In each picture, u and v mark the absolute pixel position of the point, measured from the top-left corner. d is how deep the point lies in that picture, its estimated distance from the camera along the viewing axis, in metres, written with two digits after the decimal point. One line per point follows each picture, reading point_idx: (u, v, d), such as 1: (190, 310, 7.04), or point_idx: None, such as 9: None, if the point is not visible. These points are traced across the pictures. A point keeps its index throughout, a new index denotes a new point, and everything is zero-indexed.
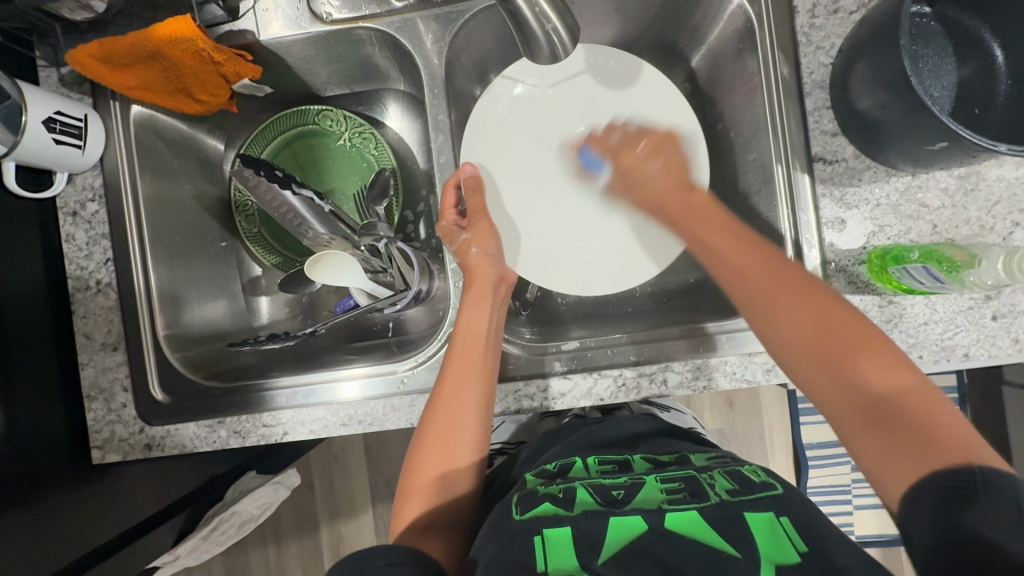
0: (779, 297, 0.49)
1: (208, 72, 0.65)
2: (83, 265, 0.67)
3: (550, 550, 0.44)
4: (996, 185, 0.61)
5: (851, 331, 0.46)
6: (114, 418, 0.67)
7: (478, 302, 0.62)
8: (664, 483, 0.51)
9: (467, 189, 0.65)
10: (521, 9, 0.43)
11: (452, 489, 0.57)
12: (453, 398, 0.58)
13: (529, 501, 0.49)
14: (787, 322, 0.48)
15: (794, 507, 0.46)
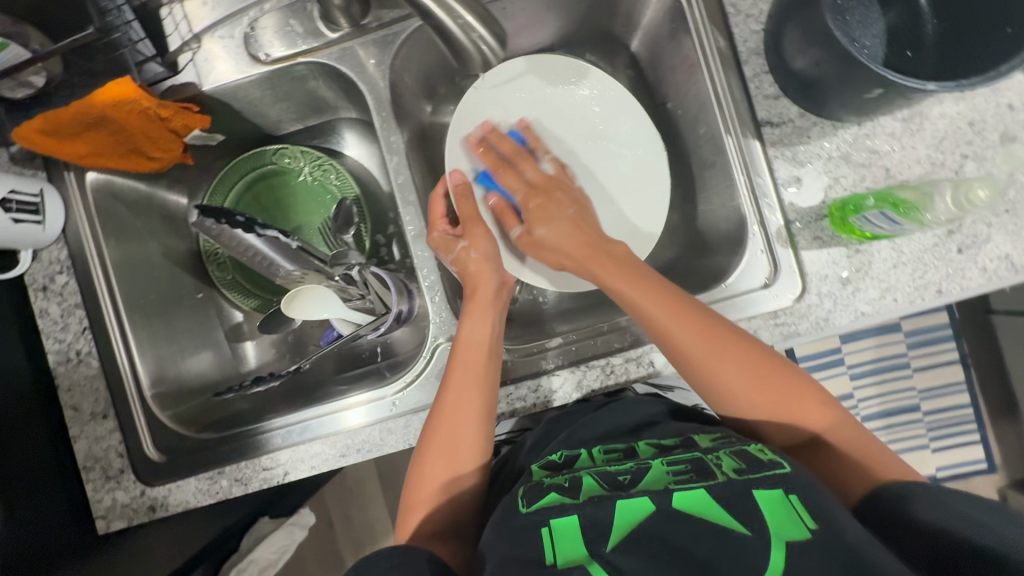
0: (716, 358, 0.54)
1: (156, 130, 0.65)
2: (60, 338, 0.67)
3: (558, 538, 0.44)
4: (939, 122, 0.62)
5: (780, 379, 0.54)
6: (114, 485, 0.66)
7: (480, 312, 0.62)
8: (670, 466, 0.50)
9: (457, 196, 0.68)
10: (445, 24, 0.43)
11: (455, 495, 0.57)
12: (454, 410, 0.57)
13: (535, 493, 0.50)
14: (728, 381, 0.55)
15: (806, 485, 0.45)
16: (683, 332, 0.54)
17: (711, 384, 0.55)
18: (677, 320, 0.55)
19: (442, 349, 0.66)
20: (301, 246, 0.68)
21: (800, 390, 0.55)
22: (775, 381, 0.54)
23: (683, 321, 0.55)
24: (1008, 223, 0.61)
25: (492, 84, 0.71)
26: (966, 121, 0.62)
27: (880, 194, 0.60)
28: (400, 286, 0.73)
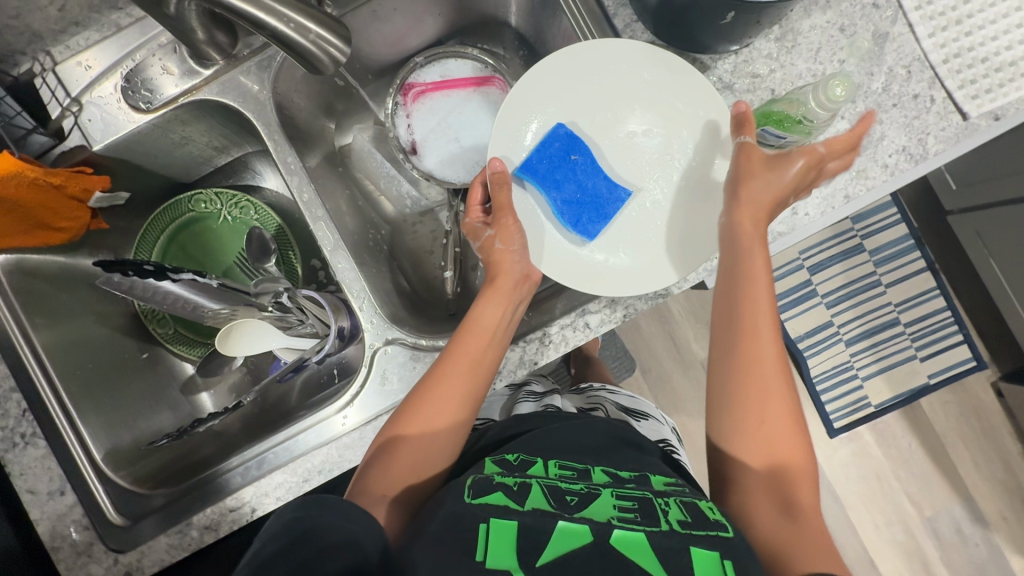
0: (767, 384, 0.54)
1: (55, 200, 0.65)
2: (2, 424, 0.66)
3: (493, 540, 0.43)
4: (812, 34, 0.63)
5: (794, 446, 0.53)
6: (86, 559, 0.65)
7: (494, 296, 0.60)
8: (619, 498, 0.47)
9: (493, 184, 0.62)
10: (278, 29, 0.44)
11: (421, 472, 0.56)
12: (443, 381, 0.58)
13: (482, 486, 0.47)
14: (752, 419, 0.53)
15: (744, 556, 0.44)
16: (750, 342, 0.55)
17: (739, 407, 0.54)
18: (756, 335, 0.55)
19: (380, 354, 0.66)
20: (223, 284, 0.68)
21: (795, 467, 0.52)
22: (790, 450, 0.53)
23: (753, 330, 0.55)
24: (899, 116, 0.62)
25: (552, 70, 0.64)
26: (837, 28, 0.63)
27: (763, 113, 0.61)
28: (336, 303, 0.72)
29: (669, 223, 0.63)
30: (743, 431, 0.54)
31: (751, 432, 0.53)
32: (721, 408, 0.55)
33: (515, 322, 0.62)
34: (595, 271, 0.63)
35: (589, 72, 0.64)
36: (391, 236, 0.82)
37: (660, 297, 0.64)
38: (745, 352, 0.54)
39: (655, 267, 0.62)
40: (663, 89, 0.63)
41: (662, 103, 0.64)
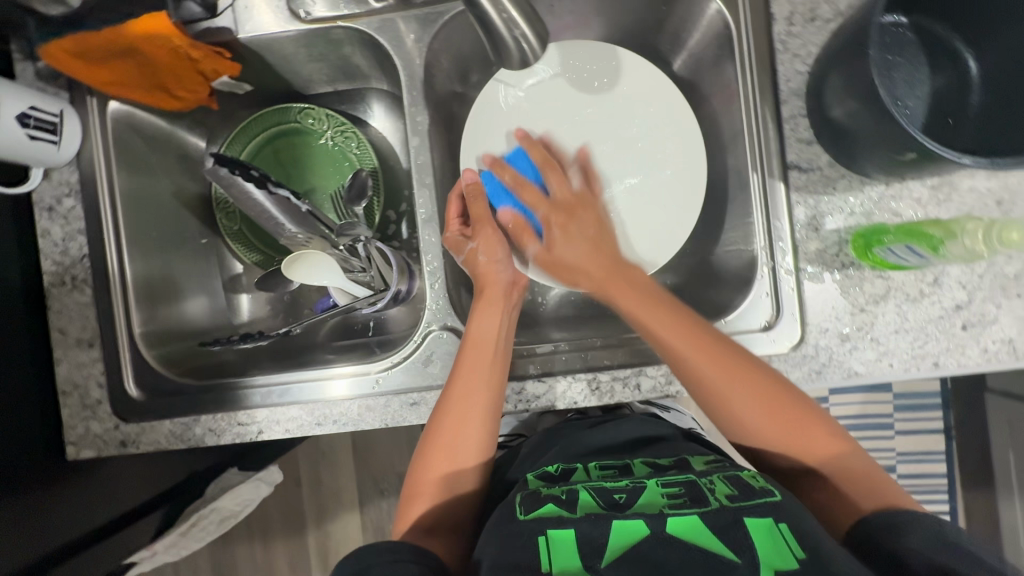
0: (728, 383, 0.55)
1: (184, 69, 0.64)
2: (59, 261, 0.67)
3: (554, 548, 0.46)
4: (968, 196, 0.61)
5: (789, 407, 0.54)
6: (89, 414, 0.67)
7: (487, 307, 0.62)
8: (664, 487, 0.53)
9: (469, 197, 0.65)
10: (489, 15, 0.42)
11: (456, 487, 0.58)
12: (462, 397, 0.58)
13: (532, 502, 0.52)
14: (749, 419, 0.55)
15: (796, 514, 0.47)
16: (699, 361, 0.54)
17: (729, 410, 0.55)
18: (697, 349, 0.54)
19: (433, 336, 0.66)
20: (310, 210, 0.69)
21: (814, 419, 0.55)
22: (786, 399, 0.55)
23: (715, 366, 0.55)
24: (1018, 307, 0.60)
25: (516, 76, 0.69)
26: (995, 199, 0.61)
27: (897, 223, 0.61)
28: (401, 265, 0.72)
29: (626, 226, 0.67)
30: (750, 431, 0.55)
31: (762, 438, 0.55)
32: (722, 413, 0.56)
33: (514, 321, 0.64)
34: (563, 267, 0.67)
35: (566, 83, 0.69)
36: None
37: None
38: (700, 373, 0.55)
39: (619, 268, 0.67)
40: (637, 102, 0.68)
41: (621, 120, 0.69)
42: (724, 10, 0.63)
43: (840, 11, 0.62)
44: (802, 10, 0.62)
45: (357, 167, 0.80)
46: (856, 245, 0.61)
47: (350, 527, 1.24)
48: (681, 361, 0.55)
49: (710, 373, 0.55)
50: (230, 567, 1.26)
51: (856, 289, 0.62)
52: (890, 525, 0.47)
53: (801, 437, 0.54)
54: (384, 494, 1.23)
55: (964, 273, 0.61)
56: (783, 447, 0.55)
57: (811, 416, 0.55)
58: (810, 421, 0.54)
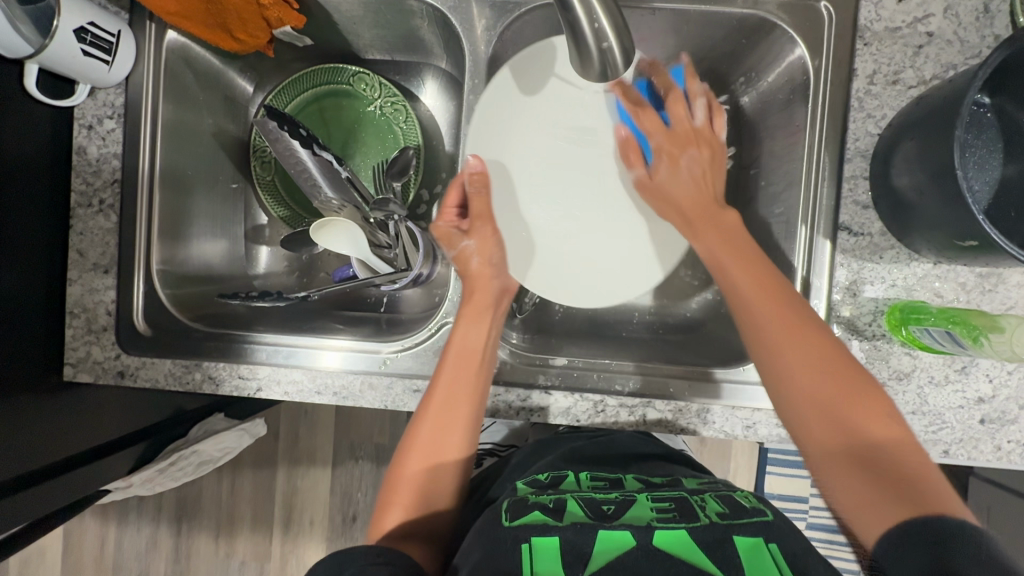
0: (785, 337, 0.51)
1: (251, 12, 0.63)
2: (89, 181, 0.67)
3: (536, 557, 0.45)
4: (1014, 291, 0.59)
5: (852, 382, 0.49)
6: (92, 339, 0.67)
7: (475, 316, 0.61)
8: (655, 502, 0.52)
9: (473, 188, 0.62)
10: (580, 22, 0.40)
11: (435, 498, 0.58)
12: (444, 410, 0.58)
13: (519, 508, 0.51)
14: (812, 393, 0.49)
15: (783, 535, 0.48)
16: (777, 319, 0.52)
17: (773, 353, 0.51)
18: (762, 296, 0.53)
19: (447, 329, 0.65)
20: (349, 177, 0.70)
21: (857, 376, 0.49)
22: (829, 348, 0.50)
23: (755, 280, 0.54)
24: None
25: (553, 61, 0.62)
26: None
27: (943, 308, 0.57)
28: (428, 249, 0.72)
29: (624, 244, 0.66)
30: (786, 382, 0.50)
31: (808, 396, 0.49)
32: (765, 351, 0.52)
33: (500, 331, 0.63)
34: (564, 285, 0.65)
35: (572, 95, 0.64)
36: None
37: (723, 434, 0.63)
38: (758, 320, 0.52)
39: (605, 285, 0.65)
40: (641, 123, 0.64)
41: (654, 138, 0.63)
42: (807, 56, 0.62)
43: (925, 79, 0.60)
44: (886, 70, 0.60)
45: (401, 141, 0.79)
46: (891, 318, 0.60)
47: (319, 487, 1.24)
48: (761, 321, 0.52)
49: (761, 313, 0.52)
50: (194, 502, 1.27)
51: (882, 362, 0.61)
52: (917, 537, 0.41)
53: (851, 403, 0.48)
54: (358, 460, 1.23)
55: (994, 367, 0.60)
56: (814, 427, 0.49)
57: (869, 391, 0.48)
58: (827, 357, 0.50)
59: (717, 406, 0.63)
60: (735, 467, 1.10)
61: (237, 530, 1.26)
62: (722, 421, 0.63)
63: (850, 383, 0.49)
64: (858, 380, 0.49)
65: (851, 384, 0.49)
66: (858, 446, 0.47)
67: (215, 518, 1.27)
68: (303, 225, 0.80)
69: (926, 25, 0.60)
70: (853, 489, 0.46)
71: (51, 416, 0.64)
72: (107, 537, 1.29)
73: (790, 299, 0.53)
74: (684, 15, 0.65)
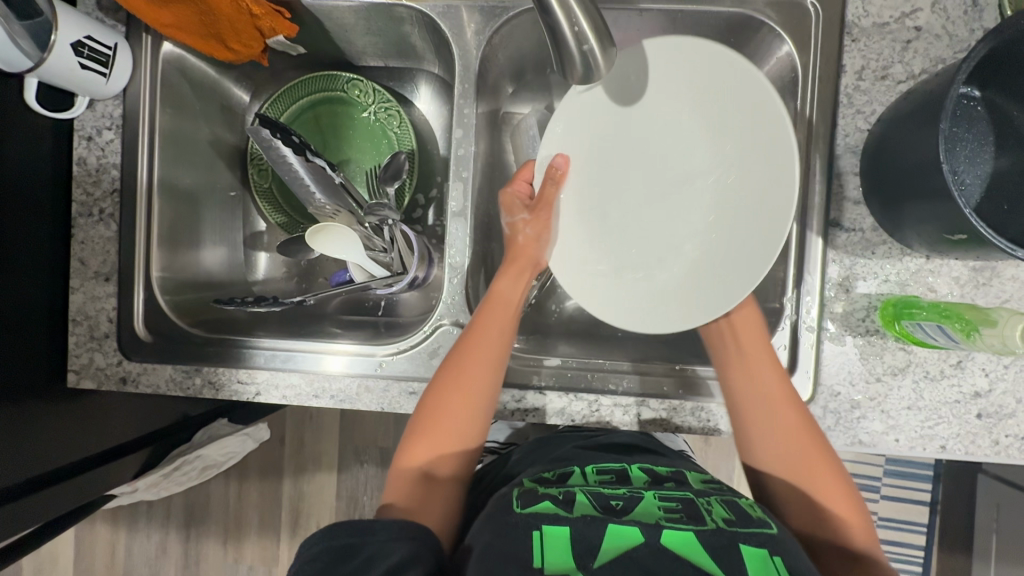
0: (765, 416, 0.57)
1: (244, 23, 0.64)
2: (89, 191, 0.68)
3: (546, 544, 0.46)
4: (1009, 284, 0.59)
5: (810, 444, 0.56)
6: (94, 346, 0.68)
7: (514, 272, 0.63)
8: (662, 501, 0.52)
9: (547, 178, 0.61)
10: (560, 26, 0.41)
11: (447, 466, 0.59)
12: (459, 371, 0.59)
13: (530, 497, 0.51)
14: (786, 468, 0.57)
15: (790, 548, 0.47)
16: (760, 423, 0.58)
17: (743, 434, 0.59)
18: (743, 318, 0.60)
19: (442, 331, 0.66)
20: (343, 182, 0.71)
21: (823, 456, 0.56)
22: (803, 436, 0.57)
23: (762, 390, 0.58)
24: None
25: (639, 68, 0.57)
26: None
27: (936, 302, 0.57)
28: (423, 252, 0.73)
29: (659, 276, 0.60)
30: (761, 460, 0.58)
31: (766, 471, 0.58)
32: (741, 431, 0.59)
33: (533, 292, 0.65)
34: (638, 304, 0.59)
35: (650, 118, 0.60)
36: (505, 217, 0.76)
37: (717, 432, 0.63)
38: (748, 410, 0.58)
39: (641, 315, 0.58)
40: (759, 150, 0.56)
41: (753, 160, 0.57)
42: (794, 53, 0.62)
43: (913, 74, 0.60)
44: (874, 66, 0.60)
45: (395, 146, 0.80)
46: (885, 314, 0.60)
47: (324, 492, 1.25)
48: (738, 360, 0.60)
49: (745, 399, 0.59)
50: (202, 508, 1.28)
51: (876, 357, 0.61)
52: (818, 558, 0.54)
53: (809, 482, 0.56)
54: (363, 464, 1.24)
55: (990, 361, 0.59)
56: (783, 498, 0.57)
57: (826, 467, 0.56)
58: (804, 441, 0.57)
59: (710, 403, 0.63)
60: (739, 467, 1.09)
61: (244, 534, 1.27)
62: (716, 418, 0.63)
63: (807, 470, 0.56)
64: (827, 465, 0.56)
65: (809, 470, 0.56)
66: (807, 513, 0.56)
67: (222, 523, 1.28)
68: (299, 230, 0.81)
69: (913, 19, 0.60)
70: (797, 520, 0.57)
71: (56, 422, 0.65)
72: (117, 544, 1.31)
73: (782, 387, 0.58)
74: (671, 17, 0.65)
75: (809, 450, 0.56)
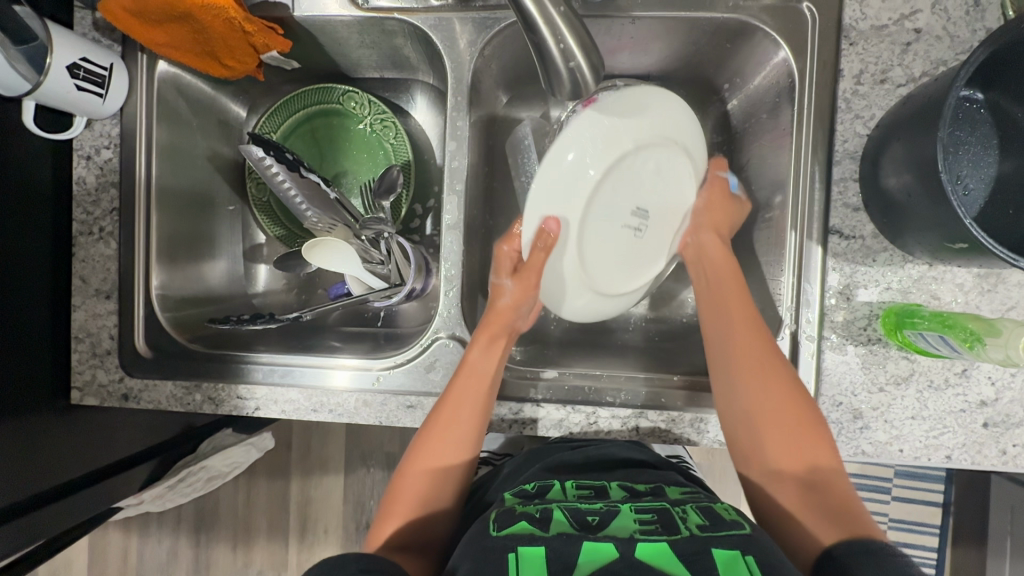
0: (750, 364, 0.58)
1: (237, 40, 0.64)
2: (89, 211, 0.69)
3: (522, 567, 0.45)
4: (1015, 290, 0.58)
5: (801, 413, 0.56)
6: (97, 363, 0.69)
7: (490, 342, 0.62)
8: (638, 513, 0.52)
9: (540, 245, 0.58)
10: (547, 44, 0.40)
11: (434, 504, 0.58)
12: (447, 422, 0.60)
13: (506, 518, 0.51)
14: (765, 423, 0.56)
15: (762, 547, 0.47)
16: (745, 371, 0.57)
17: (730, 386, 0.58)
18: (738, 316, 0.60)
19: (439, 344, 0.66)
20: (338, 198, 0.71)
21: (811, 418, 0.56)
22: (788, 388, 0.56)
23: (746, 344, 0.59)
24: None
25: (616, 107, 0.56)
26: None
27: (939, 312, 0.56)
28: (421, 263, 0.73)
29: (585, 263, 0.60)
30: (747, 414, 0.57)
31: (750, 418, 0.57)
32: (723, 377, 0.59)
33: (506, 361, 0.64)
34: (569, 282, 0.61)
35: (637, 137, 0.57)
36: (501, 227, 0.76)
37: (717, 443, 0.62)
38: (721, 350, 0.60)
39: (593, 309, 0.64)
40: (599, 128, 0.55)
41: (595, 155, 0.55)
42: (791, 58, 0.61)
43: (914, 77, 0.59)
44: (872, 70, 0.59)
45: (392, 157, 0.80)
46: (886, 322, 0.58)
47: (332, 496, 1.26)
48: (727, 338, 0.60)
49: (723, 345, 0.60)
50: (211, 514, 1.30)
51: (878, 366, 0.60)
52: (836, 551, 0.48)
53: (792, 435, 0.55)
54: (369, 469, 1.25)
55: (996, 370, 0.58)
56: (762, 448, 0.56)
57: (811, 424, 0.55)
58: (790, 408, 0.56)
59: (710, 415, 0.62)
60: None
61: (254, 539, 1.29)
62: (716, 430, 0.62)
63: (789, 416, 0.56)
64: (805, 416, 0.56)
65: (789, 416, 0.56)
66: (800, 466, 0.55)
67: (231, 529, 1.29)
68: (298, 243, 0.81)
69: (913, 21, 0.59)
70: (795, 511, 0.53)
71: (62, 437, 0.66)
72: (130, 550, 1.33)
73: (771, 355, 0.58)
74: (664, 25, 0.65)
75: (784, 398, 0.56)
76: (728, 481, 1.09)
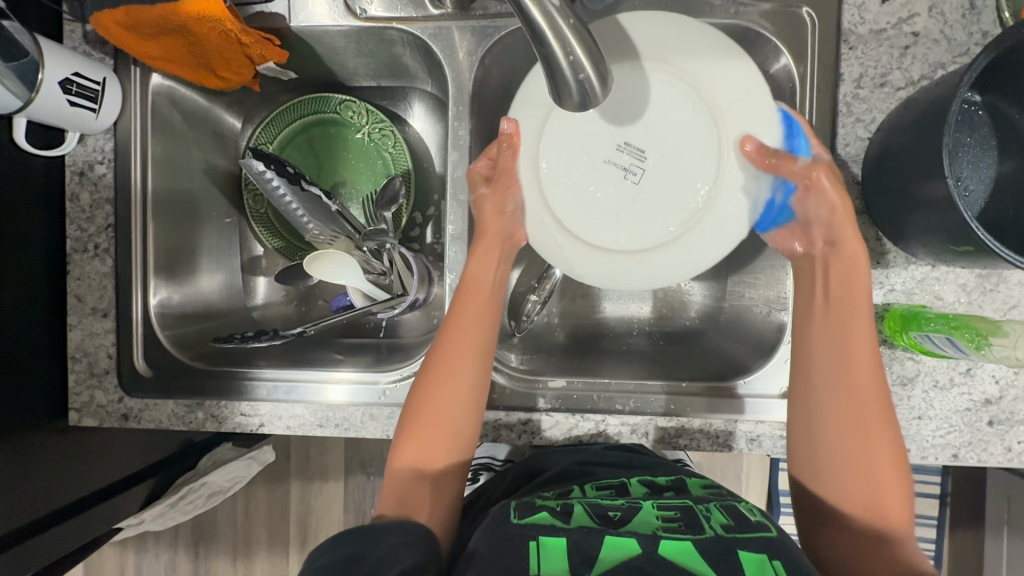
0: (854, 367, 0.54)
1: (232, 52, 0.63)
2: (83, 228, 0.67)
3: (544, 553, 0.45)
4: (1016, 289, 0.58)
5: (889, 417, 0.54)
6: (95, 383, 0.68)
7: (484, 252, 0.62)
8: (660, 509, 0.52)
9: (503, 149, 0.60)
10: (556, 55, 0.40)
11: (454, 437, 0.58)
12: (455, 347, 0.59)
13: (527, 508, 0.51)
14: (856, 425, 0.54)
15: (788, 552, 0.46)
16: (860, 376, 0.54)
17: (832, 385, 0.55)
18: (852, 350, 0.55)
19: None
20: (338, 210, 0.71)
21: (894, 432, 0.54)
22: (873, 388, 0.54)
23: (849, 337, 0.55)
24: None
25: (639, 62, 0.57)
26: None
27: (945, 313, 0.56)
28: (423, 273, 0.71)
29: (575, 207, 0.59)
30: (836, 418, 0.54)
31: (850, 423, 0.54)
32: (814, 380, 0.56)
33: (506, 268, 0.64)
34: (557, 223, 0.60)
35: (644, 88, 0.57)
36: None
37: (727, 449, 0.62)
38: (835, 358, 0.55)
39: (595, 266, 0.59)
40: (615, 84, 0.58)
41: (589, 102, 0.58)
42: (791, 63, 0.61)
43: (913, 80, 0.59)
44: (872, 73, 0.60)
45: (391, 167, 0.79)
46: (892, 323, 0.59)
47: (332, 505, 1.25)
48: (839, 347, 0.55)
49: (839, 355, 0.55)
50: (210, 527, 1.28)
51: (884, 368, 0.60)
52: None
53: (866, 437, 0.53)
54: (369, 476, 1.24)
55: (999, 368, 0.59)
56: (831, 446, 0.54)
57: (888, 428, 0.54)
58: (867, 405, 0.54)
59: (719, 419, 0.62)
60: (747, 467, 1.09)
61: (254, 551, 1.27)
62: (726, 435, 0.62)
63: (858, 410, 0.54)
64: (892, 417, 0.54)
65: (854, 409, 0.54)
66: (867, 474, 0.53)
67: (231, 542, 1.27)
68: (298, 255, 0.80)
69: (911, 25, 0.59)
70: (841, 537, 0.53)
71: (60, 459, 0.65)
72: (127, 566, 1.30)
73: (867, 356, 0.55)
74: None
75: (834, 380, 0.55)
76: (729, 478, 1.09)
